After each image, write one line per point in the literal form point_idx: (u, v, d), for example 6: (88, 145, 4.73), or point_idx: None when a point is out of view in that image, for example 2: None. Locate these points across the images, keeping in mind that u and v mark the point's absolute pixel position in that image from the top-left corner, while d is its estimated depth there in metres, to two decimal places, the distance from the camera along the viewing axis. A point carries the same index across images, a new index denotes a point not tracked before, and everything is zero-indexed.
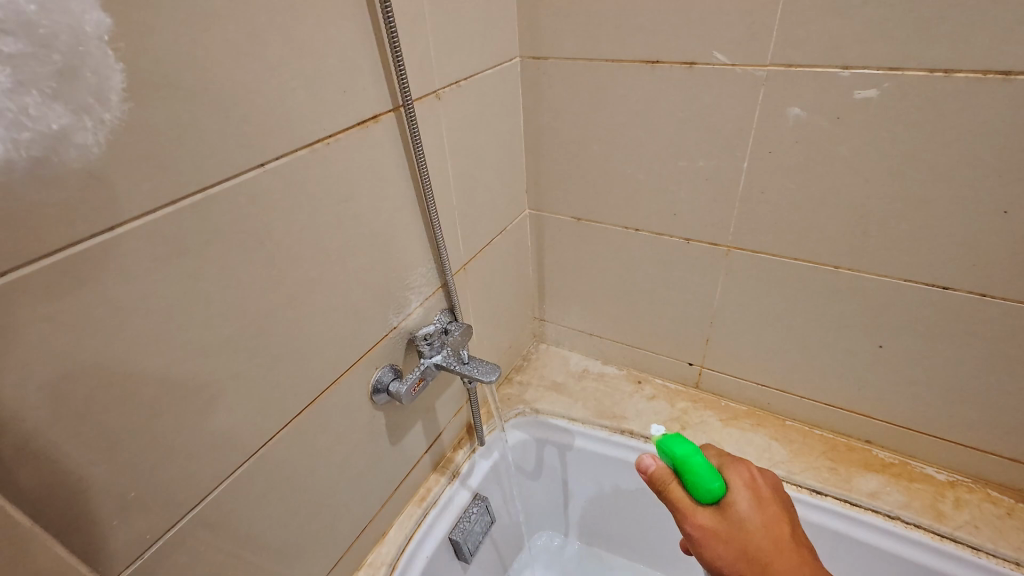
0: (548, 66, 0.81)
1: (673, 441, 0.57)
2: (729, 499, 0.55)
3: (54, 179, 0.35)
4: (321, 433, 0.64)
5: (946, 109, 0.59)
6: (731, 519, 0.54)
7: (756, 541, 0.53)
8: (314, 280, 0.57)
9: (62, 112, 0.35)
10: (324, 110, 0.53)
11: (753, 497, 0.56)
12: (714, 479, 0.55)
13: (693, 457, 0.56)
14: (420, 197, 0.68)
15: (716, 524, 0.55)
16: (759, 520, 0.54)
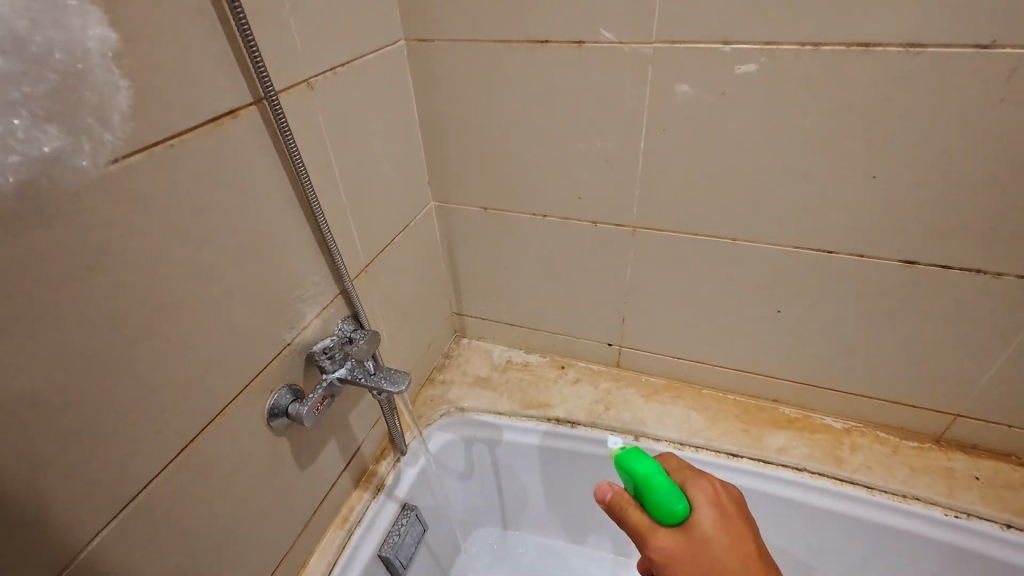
0: (435, 48, 0.76)
1: (636, 459, 0.60)
2: (694, 518, 0.57)
3: (40, 203, 0.37)
4: (214, 471, 0.57)
5: (818, 81, 0.62)
6: (696, 536, 0.56)
7: (721, 558, 0.54)
8: (180, 304, 0.49)
9: (56, 128, 0.38)
10: (165, 107, 0.45)
11: (720, 513, 0.58)
12: (679, 501, 0.58)
13: (654, 476, 0.59)
14: (302, 198, 0.62)
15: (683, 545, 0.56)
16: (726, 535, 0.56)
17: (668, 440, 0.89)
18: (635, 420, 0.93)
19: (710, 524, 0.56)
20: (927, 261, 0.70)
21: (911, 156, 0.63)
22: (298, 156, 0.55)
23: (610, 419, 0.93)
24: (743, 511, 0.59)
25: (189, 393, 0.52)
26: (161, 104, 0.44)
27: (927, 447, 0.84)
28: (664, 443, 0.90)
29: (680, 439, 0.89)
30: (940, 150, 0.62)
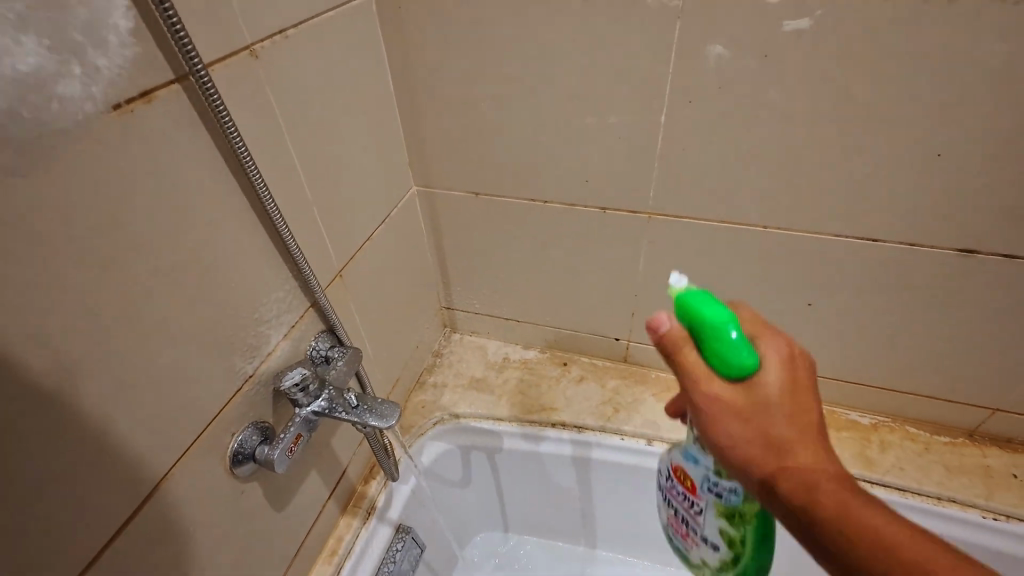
0: (412, 4, 0.63)
1: (704, 300, 0.39)
2: (758, 376, 0.38)
3: None
4: (165, 539, 0.47)
5: (882, 40, 0.51)
6: (755, 396, 0.38)
7: (780, 424, 0.38)
8: (93, 351, 0.38)
9: (9, 95, 0.31)
10: (79, 105, 0.35)
11: (792, 372, 0.39)
12: (748, 352, 0.38)
13: (727, 326, 0.38)
14: (255, 199, 0.50)
15: (779, 485, 0.39)
16: (819, 462, 0.39)
17: (683, 444, 0.82)
18: (646, 423, 0.85)
19: (785, 428, 0.38)
20: (985, 249, 0.62)
21: (981, 130, 0.54)
22: (243, 149, 0.44)
23: (620, 423, 0.85)
24: (811, 365, 0.40)
25: (119, 456, 0.41)
26: (70, 102, 0.34)
27: (960, 443, 0.78)
28: None
29: None
30: (1015, 122, 0.53)
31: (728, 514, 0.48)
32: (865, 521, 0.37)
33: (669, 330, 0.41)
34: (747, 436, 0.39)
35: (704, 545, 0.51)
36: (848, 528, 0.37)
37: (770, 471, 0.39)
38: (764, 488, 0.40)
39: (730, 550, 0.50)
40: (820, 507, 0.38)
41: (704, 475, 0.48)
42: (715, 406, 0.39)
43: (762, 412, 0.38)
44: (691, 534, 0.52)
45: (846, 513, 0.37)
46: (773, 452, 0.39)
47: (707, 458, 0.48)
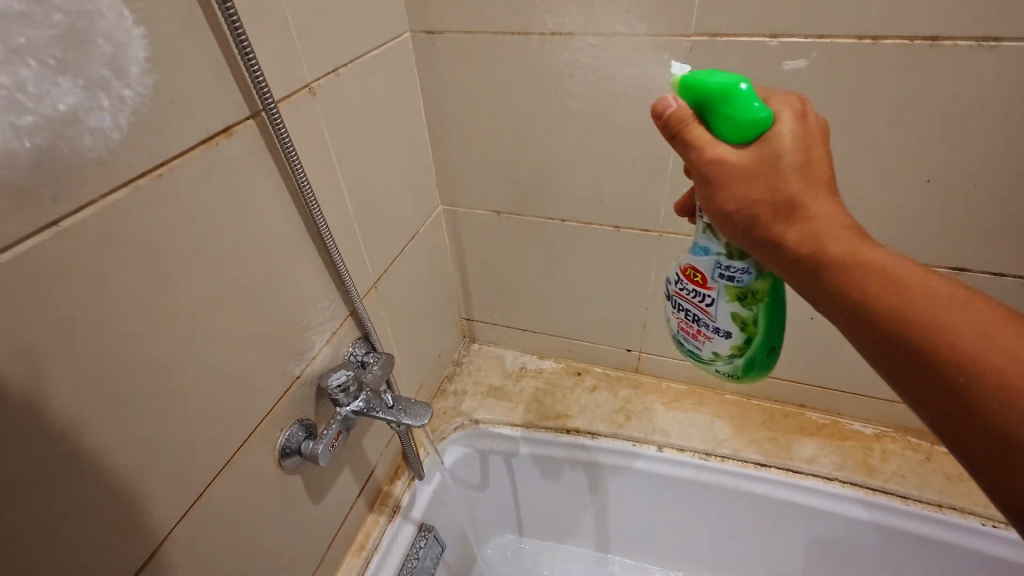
0: (444, 42, 0.69)
1: (704, 75, 0.43)
2: (771, 130, 0.41)
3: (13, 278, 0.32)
4: (222, 522, 0.52)
5: (872, 78, 0.57)
6: (767, 149, 0.40)
7: (791, 179, 0.40)
8: (175, 350, 0.44)
9: (46, 134, 0.33)
10: (108, 134, 0.37)
11: (803, 128, 0.41)
12: (758, 108, 0.41)
13: (736, 82, 0.41)
14: (307, 218, 0.56)
15: (788, 238, 0.41)
16: (831, 214, 0.40)
17: (692, 450, 0.86)
18: (657, 430, 0.89)
19: (795, 182, 0.40)
20: (976, 268, 0.66)
21: (966, 159, 0.59)
22: (302, 174, 0.50)
23: (631, 430, 0.90)
24: (826, 138, 0.42)
25: (189, 445, 0.47)
26: (100, 134, 0.36)
27: None
28: (687, 453, 0.87)
29: (705, 449, 0.86)
30: (997, 151, 0.57)
31: (740, 297, 0.49)
32: (872, 257, 0.38)
33: (674, 111, 0.44)
34: (756, 192, 0.41)
35: (716, 336, 0.52)
36: (855, 274, 0.38)
37: (781, 234, 0.41)
38: (769, 249, 0.42)
39: (742, 333, 0.51)
40: (827, 249, 0.39)
41: (715, 262, 0.49)
42: (726, 161, 0.42)
43: (768, 168, 0.40)
44: (703, 328, 0.53)
45: (855, 251, 0.39)
46: (783, 205, 0.40)
47: (717, 244, 0.48)
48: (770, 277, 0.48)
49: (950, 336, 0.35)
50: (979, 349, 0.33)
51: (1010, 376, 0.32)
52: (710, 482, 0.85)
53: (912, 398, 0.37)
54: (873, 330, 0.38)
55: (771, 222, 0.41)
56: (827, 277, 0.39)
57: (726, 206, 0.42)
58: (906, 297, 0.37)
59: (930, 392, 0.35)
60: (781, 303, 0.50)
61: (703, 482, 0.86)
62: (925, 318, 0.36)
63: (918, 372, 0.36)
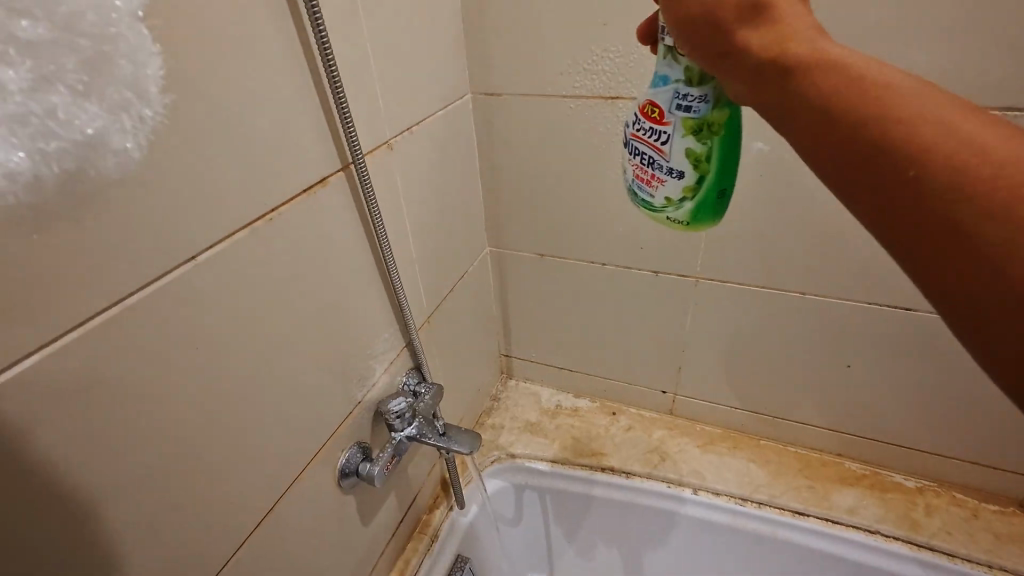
0: (500, 102, 0.77)
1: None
2: None
3: (155, 309, 0.37)
4: (290, 535, 0.56)
5: None
6: None
7: None
8: (269, 374, 0.49)
9: (69, 160, 0.31)
10: (129, 156, 0.34)
11: None
12: None
13: None
14: (378, 257, 0.62)
15: (754, 44, 0.34)
16: (801, 20, 0.34)
17: (727, 495, 0.87)
18: (692, 472, 0.90)
19: None
20: None
21: None
22: (379, 219, 0.56)
23: (666, 470, 0.91)
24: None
25: (271, 460, 0.52)
26: (124, 158, 0.33)
27: (1010, 513, 0.80)
28: (723, 498, 0.87)
29: (741, 493, 0.86)
30: None
31: (697, 130, 0.44)
32: (848, 62, 0.31)
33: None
34: None
35: (669, 179, 0.47)
36: (830, 82, 0.31)
37: (747, 41, 0.34)
38: (733, 62, 0.35)
39: (696, 173, 0.46)
40: (793, 51, 0.33)
41: (674, 91, 0.43)
42: None
43: None
44: (656, 172, 0.47)
45: (823, 50, 0.32)
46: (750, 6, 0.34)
47: (677, 71, 0.42)
48: (728, 106, 0.43)
49: (941, 155, 0.27)
50: (980, 160, 0.27)
51: (1010, 207, 0.26)
52: (746, 528, 0.85)
53: (890, 231, 0.30)
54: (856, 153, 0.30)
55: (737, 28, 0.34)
56: (794, 85, 0.32)
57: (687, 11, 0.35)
58: (888, 104, 0.29)
59: (913, 213, 0.28)
60: (737, 139, 0.45)
61: (740, 528, 0.86)
62: (905, 129, 0.29)
63: (900, 198, 0.29)
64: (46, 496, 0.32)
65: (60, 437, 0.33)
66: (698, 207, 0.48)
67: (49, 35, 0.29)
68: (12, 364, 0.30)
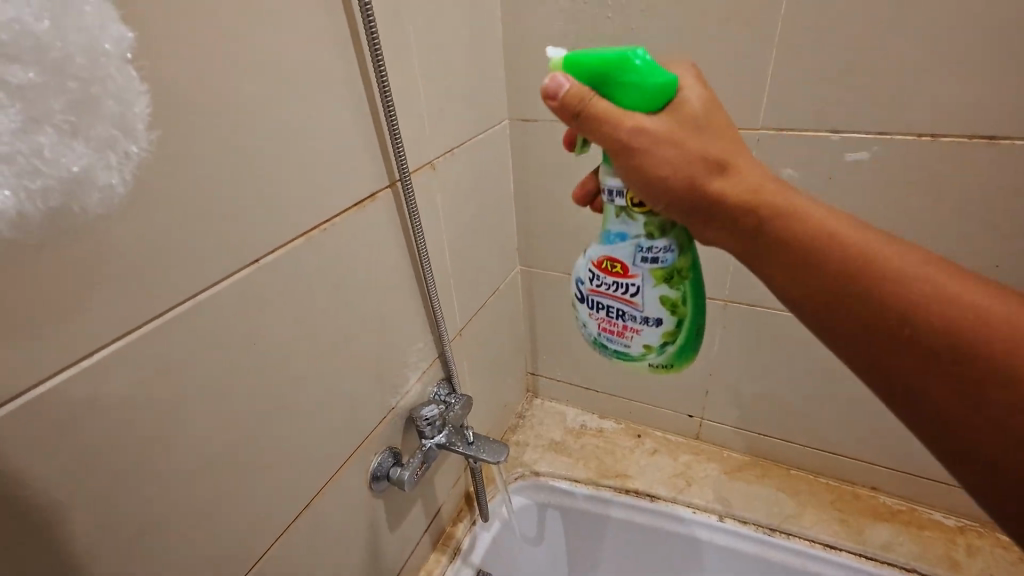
0: (536, 127, 0.81)
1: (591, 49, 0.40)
2: (682, 95, 0.41)
3: (219, 305, 0.41)
4: (322, 533, 0.59)
5: (935, 170, 0.62)
6: (684, 112, 0.40)
7: (708, 142, 0.41)
8: (312, 374, 0.52)
9: (57, 198, 0.30)
10: (115, 193, 0.33)
11: (704, 86, 0.42)
12: (662, 73, 0.39)
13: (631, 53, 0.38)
14: (417, 270, 0.65)
15: (726, 192, 0.41)
16: (755, 168, 0.42)
17: (755, 524, 0.85)
18: (719, 498, 0.89)
19: (717, 143, 0.41)
20: None
21: None
22: (421, 233, 0.60)
23: (691, 496, 0.90)
24: (713, 102, 0.42)
25: (309, 458, 0.54)
26: (109, 194, 0.32)
27: None
28: (750, 527, 0.85)
29: (769, 523, 0.85)
30: None
31: (667, 278, 0.45)
32: (815, 214, 0.40)
33: (567, 90, 0.39)
34: (683, 162, 0.40)
35: (645, 328, 0.47)
36: (808, 236, 0.39)
37: (719, 189, 0.41)
38: (706, 211, 0.42)
39: (673, 318, 0.47)
40: (765, 201, 0.40)
41: (635, 246, 0.44)
42: (644, 135, 0.39)
43: (690, 130, 0.40)
44: (628, 323, 0.48)
45: (791, 202, 0.40)
46: (713, 162, 0.40)
47: (635, 227, 0.44)
48: (689, 252, 0.46)
49: (903, 295, 0.36)
50: (911, 284, 0.36)
51: (1009, 341, 0.33)
52: (774, 559, 0.83)
53: (867, 348, 0.38)
54: (832, 303, 0.38)
55: (706, 185, 0.41)
56: (768, 236, 0.41)
57: (658, 176, 0.40)
58: (837, 239, 0.39)
59: (859, 345, 0.38)
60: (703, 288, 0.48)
61: (768, 559, 0.84)
62: (874, 278, 0.37)
63: (897, 347, 0.36)
64: (114, 466, 0.36)
65: (131, 417, 0.36)
66: (678, 347, 0.48)
67: (147, 63, 0.33)
68: (89, 352, 0.33)
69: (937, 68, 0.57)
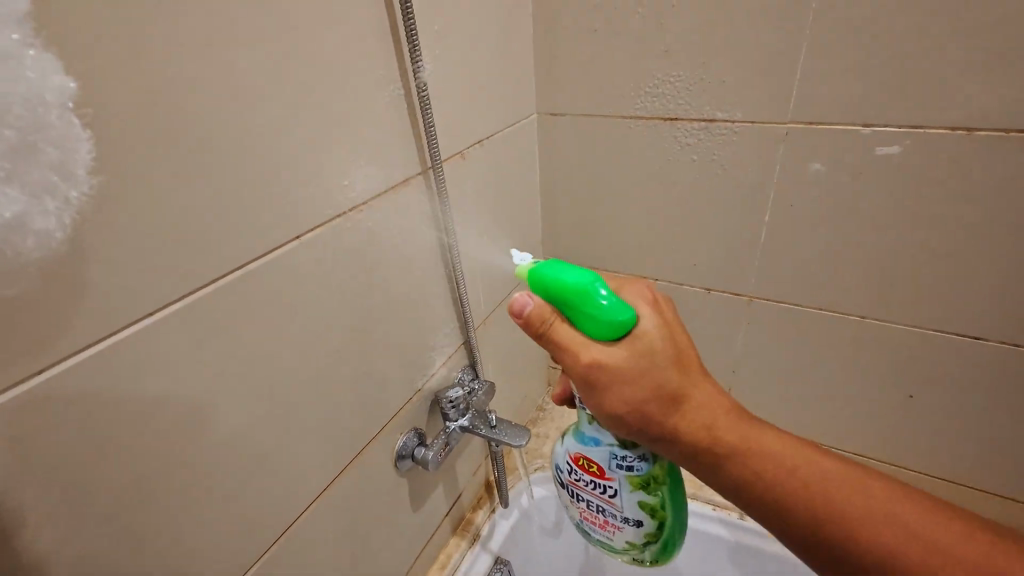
0: (563, 122, 0.82)
1: (555, 271, 0.44)
2: (639, 328, 0.44)
3: (262, 278, 0.44)
4: (349, 506, 0.61)
5: (968, 164, 0.61)
6: (639, 344, 0.43)
7: (666, 373, 0.45)
8: (345, 350, 0.55)
9: None
10: (53, 239, 0.31)
11: (658, 312, 0.46)
12: (623, 313, 0.42)
13: (593, 287, 0.42)
14: (445, 256, 0.68)
15: (682, 426, 0.45)
16: (710, 397, 0.46)
17: None
18: None
19: (672, 376, 0.45)
20: None
21: None
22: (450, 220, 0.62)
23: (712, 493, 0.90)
24: (674, 327, 0.46)
25: (339, 430, 0.57)
26: (87, 205, 0.31)
27: None
28: None
29: None
30: None
31: (643, 484, 0.51)
32: (764, 446, 0.45)
33: (531, 310, 0.44)
34: (640, 396, 0.44)
35: (625, 525, 0.54)
36: (767, 467, 0.45)
37: (678, 426, 0.45)
38: (673, 447, 0.46)
39: (654, 519, 0.52)
40: (721, 441, 0.45)
41: (609, 452, 0.51)
42: (606, 365, 0.43)
43: (647, 366, 0.44)
44: (609, 519, 0.55)
45: (749, 445, 0.45)
46: (667, 397, 0.45)
47: (608, 436, 0.50)
48: (667, 462, 0.51)
49: (863, 536, 0.41)
50: (881, 529, 0.41)
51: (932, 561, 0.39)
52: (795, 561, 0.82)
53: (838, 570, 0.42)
54: (775, 512, 0.44)
55: (665, 422, 0.45)
56: (732, 471, 0.45)
57: (618, 412, 0.45)
58: (805, 486, 0.43)
59: (818, 548, 0.43)
60: (680, 487, 0.53)
61: (790, 561, 0.82)
62: (830, 516, 0.42)
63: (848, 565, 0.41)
64: (166, 419, 0.39)
65: (181, 376, 0.39)
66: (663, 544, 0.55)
67: (205, 46, 0.36)
68: (148, 314, 0.36)
69: (971, 61, 0.56)
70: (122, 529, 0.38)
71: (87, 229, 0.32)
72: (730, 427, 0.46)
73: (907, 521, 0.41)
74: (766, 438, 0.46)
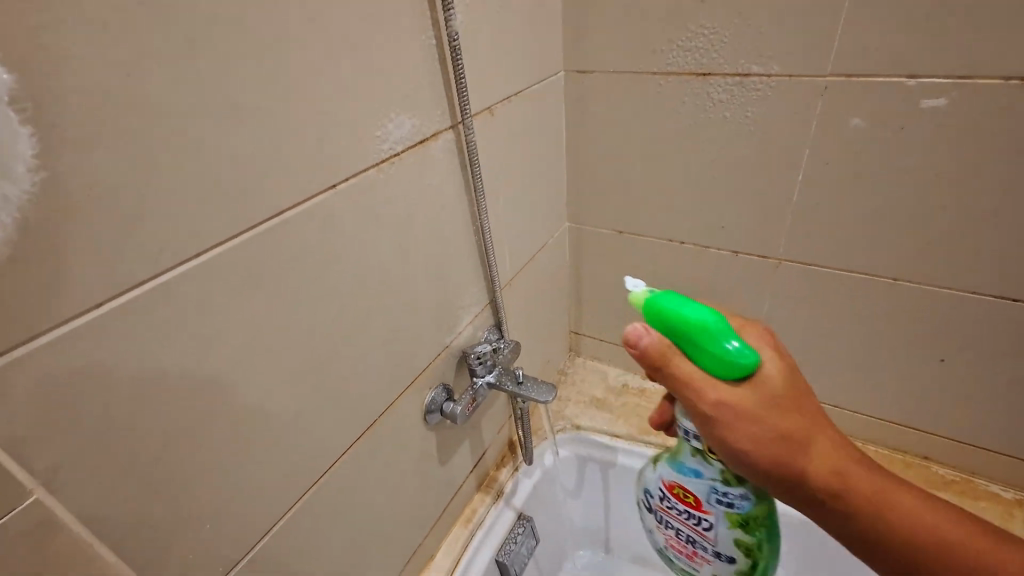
0: (591, 79, 0.80)
1: (679, 306, 0.43)
2: (762, 374, 0.43)
3: (300, 223, 0.44)
4: (382, 457, 0.63)
5: (1020, 117, 0.58)
6: (759, 387, 0.43)
7: (792, 423, 0.44)
8: (379, 302, 0.56)
9: None
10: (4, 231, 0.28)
11: (783, 360, 0.46)
12: (749, 356, 0.42)
13: (724, 331, 0.41)
14: (474, 214, 0.68)
15: (815, 479, 0.44)
16: (830, 446, 0.45)
17: None
18: None
19: (797, 420, 0.44)
20: None
21: None
22: (479, 178, 0.61)
23: None
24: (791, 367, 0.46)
25: (373, 382, 0.58)
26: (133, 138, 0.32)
27: None
28: None
29: None
30: None
31: (742, 523, 0.51)
32: (895, 502, 0.44)
33: (647, 343, 0.43)
34: (767, 441, 0.43)
35: (716, 560, 0.54)
36: (858, 499, 0.44)
37: (809, 473, 0.45)
38: (789, 489, 0.45)
39: (748, 559, 0.53)
40: (851, 491, 0.44)
41: (710, 486, 0.51)
42: (725, 411, 0.43)
43: (769, 409, 0.43)
44: (699, 550, 0.55)
45: (850, 481, 0.45)
46: (797, 441, 0.44)
47: (711, 470, 0.51)
48: (767, 502, 0.51)
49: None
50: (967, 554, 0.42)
51: None
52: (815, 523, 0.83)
53: None
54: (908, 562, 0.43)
55: (794, 465, 0.44)
56: (845, 510, 0.45)
57: (744, 452, 0.44)
58: (910, 538, 0.43)
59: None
60: (777, 527, 0.54)
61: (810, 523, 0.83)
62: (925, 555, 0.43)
63: None
64: (214, 358, 0.40)
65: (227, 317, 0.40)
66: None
67: None
68: (196, 255, 0.37)
69: None
70: (175, 464, 0.39)
71: (139, 168, 0.32)
72: (841, 467, 0.45)
73: (981, 555, 0.42)
74: (866, 477, 0.45)
